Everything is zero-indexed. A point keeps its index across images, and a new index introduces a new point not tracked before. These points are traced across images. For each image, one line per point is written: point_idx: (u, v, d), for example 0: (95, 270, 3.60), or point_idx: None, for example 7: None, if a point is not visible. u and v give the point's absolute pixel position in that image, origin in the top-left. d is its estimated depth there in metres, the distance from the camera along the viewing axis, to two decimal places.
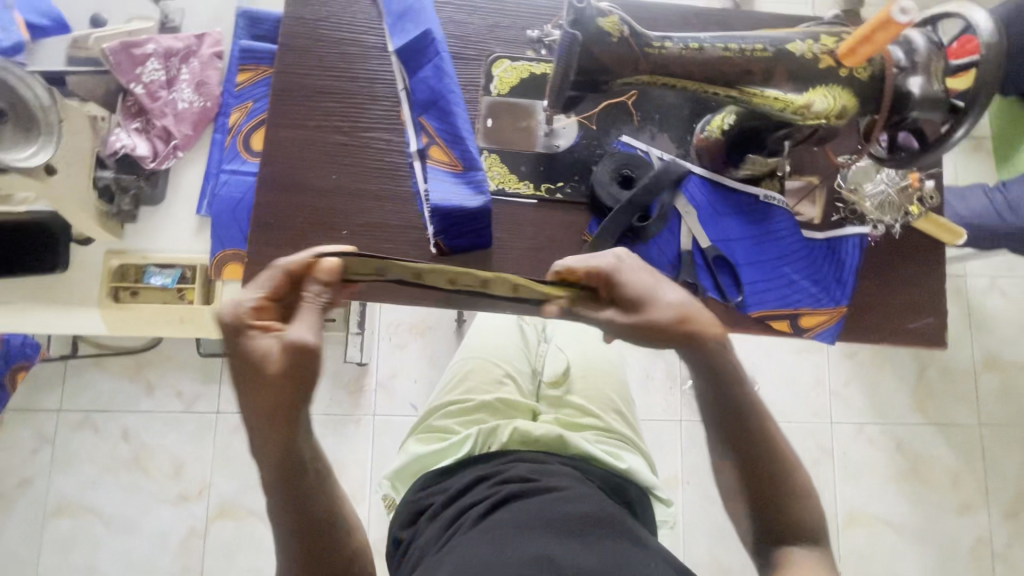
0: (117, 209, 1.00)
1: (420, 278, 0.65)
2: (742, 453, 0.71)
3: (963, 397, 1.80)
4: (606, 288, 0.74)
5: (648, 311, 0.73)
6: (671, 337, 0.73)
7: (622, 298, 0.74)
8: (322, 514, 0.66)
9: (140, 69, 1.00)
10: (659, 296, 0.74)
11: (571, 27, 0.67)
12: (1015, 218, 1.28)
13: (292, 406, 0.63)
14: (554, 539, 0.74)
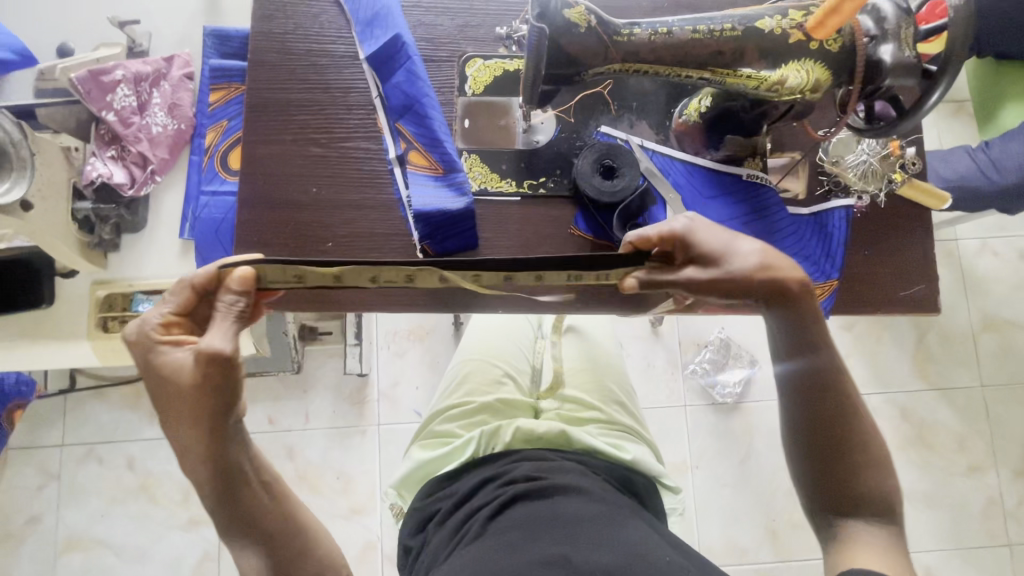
0: (98, 239, 1.00)
1: (341, 278, 0.63)
2: (806, 421, 0.71)
3: (964, 360, 1.80)
4: (681, 250, 0.73)
5: (728, 265, 0.71)
6: (755, 289, 0.71)
7: (698, 256, 0.72)
8: (268, 526, 0.64)
9: (110, 96, 0.99)
10: (739, 251, 0.72)
11: (537, 21, 0.67)
12: (1000, 177, 1.27)
13: (217, 415, 0.62)
14: (565, 537, 0.73)
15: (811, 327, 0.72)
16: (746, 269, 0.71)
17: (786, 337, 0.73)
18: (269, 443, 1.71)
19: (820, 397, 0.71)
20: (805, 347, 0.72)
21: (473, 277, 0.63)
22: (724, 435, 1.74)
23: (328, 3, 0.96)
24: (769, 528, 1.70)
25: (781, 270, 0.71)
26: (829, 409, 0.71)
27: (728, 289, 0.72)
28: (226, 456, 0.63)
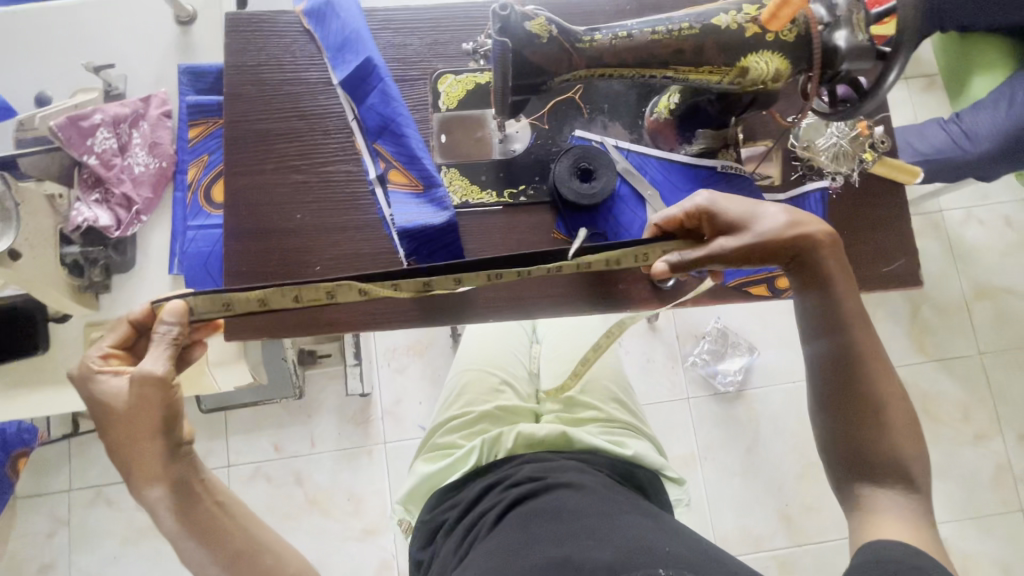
0: (89, 281, 1.00)
1: (267, 302, 0.76)
2: (834, 408, 0.71)
3: (959, 330, 1.82)
4: (708, 225, 0.78)
5: (758, 229, 0.75)
6: (787, 247, 0.75)
7: (724, 228, 0.77)
8: (221, 533, 0.70)
9: (90, 140, 0.99)
10: (763, 215, 0.76)
11: (499, 35, 0.69)
12: (973, 146, 1.29)
13: (160, 434, 0.68)
14: (569, 537, 0.74)
15: (839, 305, 0.74)
16: (775, 230, 0.75)
17: (813, 317, 0.75)
18: (277, 471, 1.71)
19: (837, 379, 0.72)
20: (829, 330, 0.73)
21: (389, 288, 0.75)
22: (729, 424, 1.75)
23: (298, 32, 0.98)
24: (782, 513, 1.70)
25: (805, 223, 0.76)
26: (855, 392, 0.71)
27: (763, 252, 0.76)
28: (177, 471, 0.69)
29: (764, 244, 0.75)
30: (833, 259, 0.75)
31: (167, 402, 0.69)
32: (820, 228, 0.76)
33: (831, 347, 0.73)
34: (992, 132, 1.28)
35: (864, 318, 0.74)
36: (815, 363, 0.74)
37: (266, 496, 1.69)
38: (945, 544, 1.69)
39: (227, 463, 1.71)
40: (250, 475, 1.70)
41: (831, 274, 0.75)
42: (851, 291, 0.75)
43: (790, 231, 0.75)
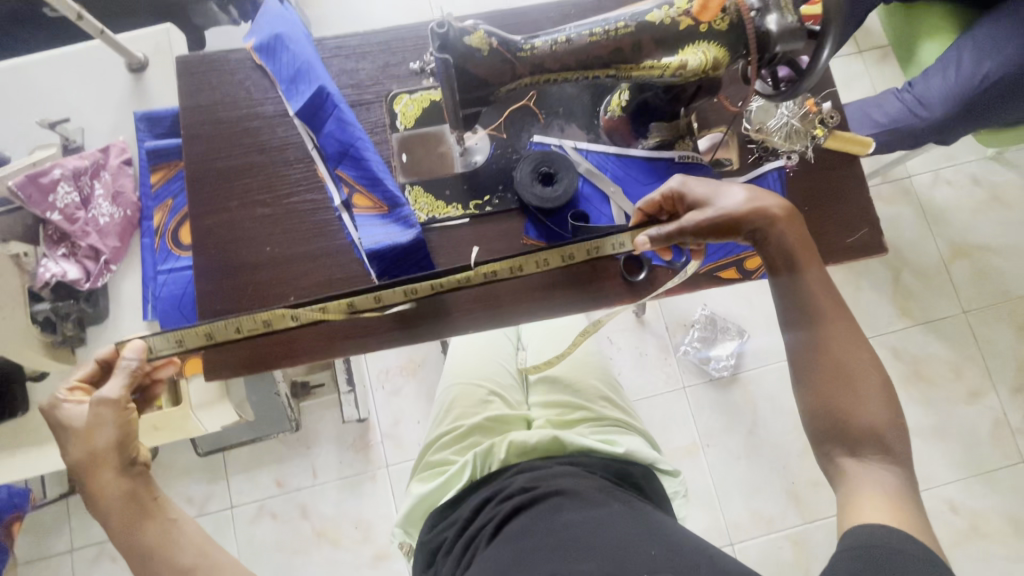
0: (62, 336, 0.99)
1: (213, 335, 0.89)
2: (819, 392, 0.71)
3: (941, 290, 1.84)
4: (680, 203, 0.83)
5: (719, 205, 0.79)
6: (752, 222, 0.77)
7: (693, 206, 0.81)
8: (171, 550, 0.71)
9: (52, 196, 1.00)
10: (727, 193, 0.79)
11: (439, 52, 0.72)
12: (928, 111, 1.31)
13: (115, 452, 0.73)
14: (560, 552, 0.74)
15: (811, 289, 0.75)
16: (736, 207, 0.78)
17: (787, 303, 0.77)
18: (282, 507, 1.69)
19: (817, 362, 0.72)
20: (804, 318, 0.75)
21: (320, 313, 0.88)
22: (727, 409, 1.76)
23: (251, 68, 0.99)
24: (790, 492, 1.71)
25: (766, 198, 0.79)
26: (835, 378, 0.71)
27: (728, 227, 0.79)
28: (130, 487, 0.73)
29: (728, 218, 0.78)
30: (793, 231, 0.77)
31: (123, 423, 0.75)
32: (778, 202, 0.79)
33: (811, 332, 0.74)
34: (944, 95, 1.28)
35: (839, 301, 0.75)
36: (794, 353, 0.75)
37: (273, 533, 1.68)
38: (952, 505, 1.70)
39: (230, 504, 1.69)
40: (254, 514, 1.69)
41: (799, 255, 0.77)
42: (820, 270, 0.77)
43: (752, 204, 0.78)
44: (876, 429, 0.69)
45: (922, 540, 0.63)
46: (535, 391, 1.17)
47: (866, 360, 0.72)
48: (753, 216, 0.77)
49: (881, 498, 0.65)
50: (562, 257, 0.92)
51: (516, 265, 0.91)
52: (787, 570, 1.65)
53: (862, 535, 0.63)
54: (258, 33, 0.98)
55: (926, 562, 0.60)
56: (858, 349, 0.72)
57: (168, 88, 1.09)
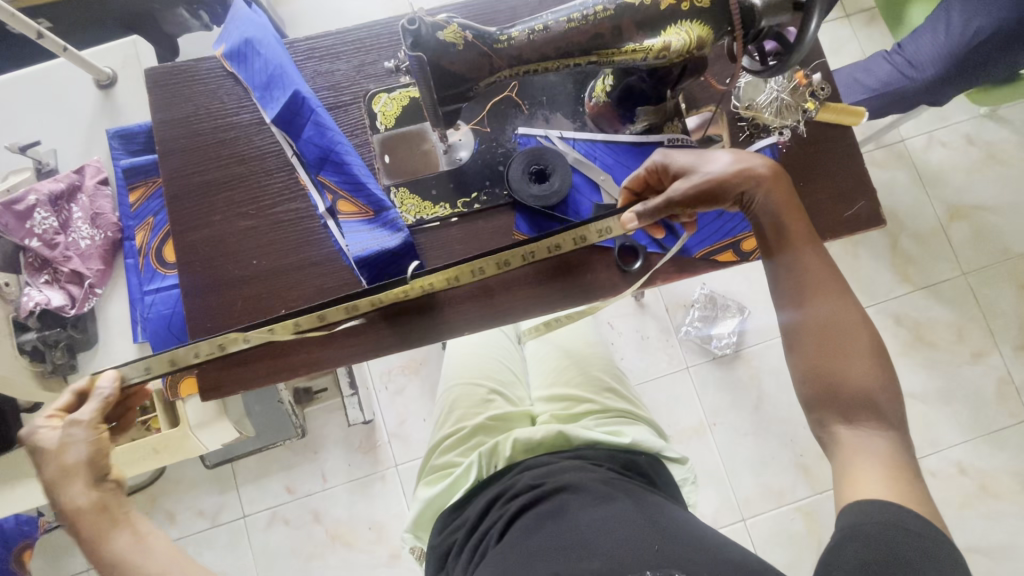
0: (52, 365, 0.97)
1: (176, 361, 0.87)
2: (824, 372, 0.69)
3: (940, 253, 1.83)
4: (665, 175, 0.81)
5: (703, 170, 0.77)
6: (739, 184, 0.75)
7: (678, 175, 0.79)
8: (138, 563, 0.68)
9: (29, 222, 0.98)
10: (710, 158, 0.77)
11: (413, 50, 0.69)
12: (919, 73, 1.28)
13: (86, 468, 0.73)
14: (565, 551, 0.74)
15: (805, 265, 0.74)
16: (722, 170, 0.76)
17: (779, 282, 0.75)
18: (294, 512, 1.69)
19: (812, 338, 0.71)
20: (796, 294, 0.73)
21: (267, 334, 0.87)
22: (731, 387, 1.75)
23: (222, 76, 0.96)
24: (799, 464, 1.71)
25: (750, 160, 0.77)
26: (832, 357, 0.70)
27: (716, 193, 0.76)
28: (99, 501, 0.72)
29: (714, 183, 0.76)
30: (780, 192, 0.76)
31: (94, 441, 0.75)
32: (763, 162, 0.77)
33: (804, 307, 0.72)
34: (935, 57, 1.26)
35: (837, 275, 0.73)
36: (788, 333, 0.73)
37: (287, 539, 1.68)
38: (960, 467, 1.71)
39: (242, 514, 1.69)
40: (268, 521, 1.69)
41: (790, 229, 0.75)
42: (814, 247, 0.75)
43: (738, 167, 0.76)
44: (872, 401, 0.68)
45: (924, 513, 0.62)
46: (540, 386, 1.16)
47: (863, 335, 0.70)
48: (740, 180, 0.75)
49: (882, 474, 0.64)
50: (499, 265, 0.89)
51: (451, 275, 0.88)
52: (800, 542, 1.65)
53: (862, 513, 0.62)
54: (227, 39, 0.95)
55: (925, 537, 0.60)
56: (854, 322, 0.71)
57: (139, 103, 1.06)
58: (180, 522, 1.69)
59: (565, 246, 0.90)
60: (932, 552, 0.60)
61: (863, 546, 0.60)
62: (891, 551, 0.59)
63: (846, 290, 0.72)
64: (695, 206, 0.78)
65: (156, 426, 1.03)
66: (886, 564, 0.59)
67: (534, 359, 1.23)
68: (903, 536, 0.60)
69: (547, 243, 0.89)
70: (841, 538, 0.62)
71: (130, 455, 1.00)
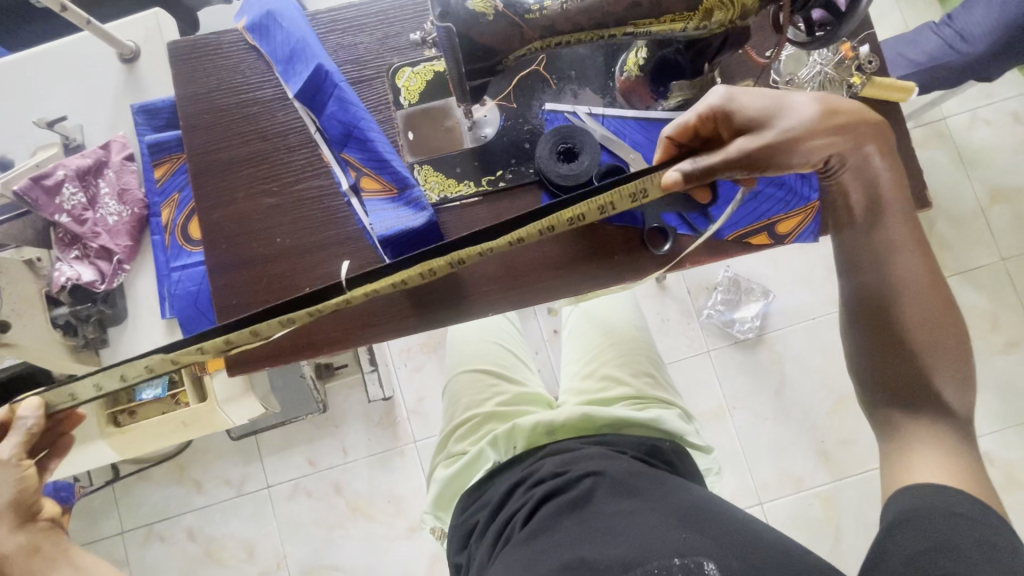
0: (85, 339, 0.98)
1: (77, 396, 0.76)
2: (896, 354, 0.67)
3: (979, 238, 1.75)
4: (725, 124, 0.71)
5: (782, 123, 0.68)
6: (830, 137, 0.69)
7: (744, 126, 0.70)
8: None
9: (58, 198, 0.99)
10: (792, 108, 0.69)
11: (441, 21, 0.67)
12: (970, 47, 1.20)
13: (12, 509, 0.77)
14: (587, 537, 0.74)
15: (888, 236, 0.71)
16: (806, 123, 0.68)
17: (850, 245, 0.74)
18: (315, 484, 1.73)
19: (876, 318, 0.69)
20: (869, 264, 0.71)
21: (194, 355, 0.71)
22: (754, 371, 1.72)
23: (245, 50, 0.95)
24: (820, 451, 1.68)
25: (849, 114, 0.70)
26: (894, 334, 0.68)
27: (793, 149, 0.69)
28: (30, 538, 0.78)
29: (790, 139, 0.68)
30: (880, 153, 0.72)
31: (19, 482, 0.77)
32: (864, 120, 0.71)
33: (874, 283, 0.70)
34: (988, 27, 1.18)
35: (928, 254, 0.70)
36: (849, 296, 0.72)
37: (310, 509, 1.73)
38: (988, 457, 1.66)
39: (266, 484, 1.74)
40: (291, 492, 1.74)
41: (884, 199, 0.73)
42: (908, 218, 0.72)
43: (826, 121, 0.69)
44: (929, 377, 0.66)
45: (977, 499, 0.60)
46: (580, 363, 1.17)
47: (941, 314, 0.67)
48: (834, 136, 0.69)
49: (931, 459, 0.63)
50: (449, 262, 0.73)
51: (399, 280, 0.72)
52: (818, 528, 1.64)
53: (913, 501, 0.60)
54: (249, 13, 0.94)
55: (979, 521, 0.58)
56: (932, 302, 0.68)
57: (161, 77, 1.05)
58: (208, 490, 1.75)
59: (527, 239, 0.73)
60: (989, 538, 0.57)
61: (912, 535, 0.58)
62: (945, 539, 0.56)
63: (932, 263, 0.70)
64: (764, 168, 0.70)
65: (185, 400, 1.01)
66: (939, 552, 0.56)
67: (569, 338, 1.24)
68: (955, 522, 0.57)
69: (570, 214, 0.72)
70: (891, 529, 0.60)
71: (160, 428, 1.00)
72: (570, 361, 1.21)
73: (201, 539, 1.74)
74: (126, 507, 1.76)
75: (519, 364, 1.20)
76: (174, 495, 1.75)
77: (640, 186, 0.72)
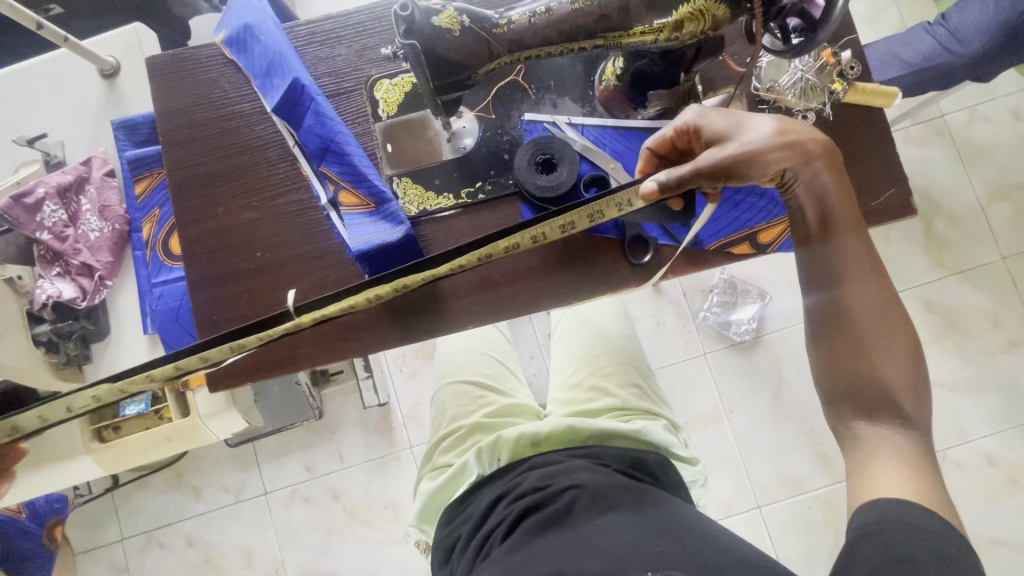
0: (66, 357, 0.98)
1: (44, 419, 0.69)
2: (859, 373, 0.67)
3: (979, 236, 1.73)
4: (698, 140, 0.72)
5: (744, 138, 0.69)
6: (786, 156, 0.70)
7: (711, 142, 0.71)
8: None
9: (39, 215, 0.98)
10: (754, 127, 0.70)
11: (406, 38, 0.66)
12: (962, 45, 1.17)
13: None
14: (564, 553, 0.73)
15: (843, 257, 0.70)
16: (765, 140, 0.69)
17: (808, 265, 0.73)
18: (312, 490, 1.74)
19: (840, 336, 0.69)
20: (829, 283, 0.70)
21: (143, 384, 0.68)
22: (750, 373, 1.71)
23: (223, 64, 0.94)
24: (818, 453, 1.67)
25: (797, 133, 0.71)
26: (856, 352, 0.68)
27: (754, 164, 0.69)
28: None
29: (750, 155, 0.68)
30: (829, 169, 0.71)
31: None
32: (813, 138, 0.71)
33: (836, 301, 0.69)
34: (980, 25, 1.16)
35: (880, 267, 0.70)
36: (810, 318, 0.72)
37: (307, 515, 1.73)
38: (989, 458, 1.64)
39: (263, 491, 1.75)
40: (288, 498, 1.74)
41: (834, 215, 0.71)
42: (859, 233, 0.71)
43: (779, 139, 0.69)
44: (893, 392, 0.66)
45: (943, 514, 0.60)
46: (567, 373, 1.16)
47: (898, 331, 0.68)
48: (785, 153, 0.69)
49: (901, 472, 0.62)
50: (395, 290, 0.73)
51: (346, 305, 0.72)
52: (817, 530, 1.63)
53: (874, 514, 0.60)
54: (227, 26, 0.93)
55: (938, 535, 0.58)
56: (891, 320, 0.68)
57: (142, 92, 1.05)
58: (205, 497, 1.76)
59: (467, 265, 0.73)
60: (944, 551, 0.57)
61: (874, 547, 0.58)
62: (904, 552, 0.57)
63: (884, 277, 0.70)
64: (728, 180, 0.70)
65: (168, 415, 1.02)
66: (899, 566, 0.56)
67: (558, 347, 1.23)
68: (913, 534, 0.58)
69: (504, 243, 0.72)
70: (854, 538, 0.60)
71: (145, 443, 1.00)
72: (558, 370, 1.20)
73: (199, 546, 1.75)
74: (124, 514, 1.77)
75: (509, 375, 1.19)
76: (172, 502, 1.76)
77: (569, 219, 0.73)
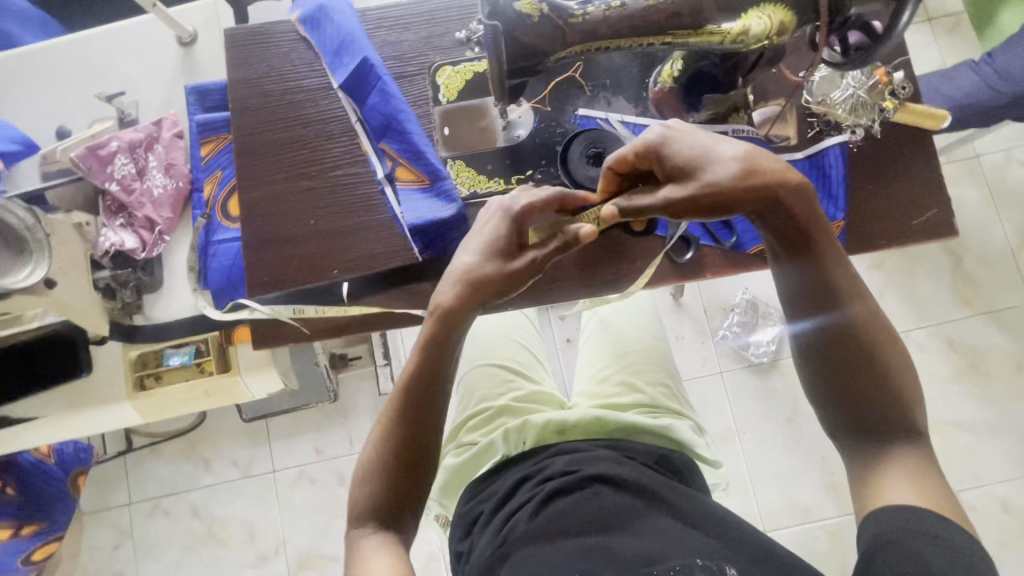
0: (121, 303, 1.03)
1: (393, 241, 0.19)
2: (873, 376, 0.68)
3: (1008, 278, 1.72)
4: (660, 167, 0.73)
5: (710, 175, 0.70)
6: (751, 197, 0.69)
7: (674, 172, 0.72)
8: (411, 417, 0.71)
9: (110, 167, 1.03)
10: (718, 160, 0.70)
11: (489, 19, 0.71)
12: (1006, 85, 1.19)
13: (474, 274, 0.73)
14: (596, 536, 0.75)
15: (823, 279, 0.70)
16: (728, 180, 0.69)
17: (791, 288, 0.72)
18: (320, 472, 1.76)
19: (831, 354, 0.70)
20: (816, 303, 0.71)
21: None
22: (765, 396, 1.71)
23: (295, 40, 0.99)
24: (828, 483, 1.65)
25: (764, 174, 0.69)
26: (849, 369, 0.69)
27: (714, 204, 0.70)
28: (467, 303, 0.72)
29: (715, 195, 0.69)
30: (798, 202, 0.70)
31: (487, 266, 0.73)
32: (780, 178, 0.70)
33: (826, 320, 0.70)
34: None
35: (858, 288, 0.71)
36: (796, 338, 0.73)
37: (312, 496, 1.75)
38: (1004, 504, 1.62)
39: (272, 468, 1.77)
40: (295, 478, 1.76)
41: (809, 236, 0.71)
42: (835, 254, 0.71)
43: (745, 180, 0.69)
44: (907, 402, 0.68)
45: (961, 523, 0.61)
46: (595, 367, 1.17)
47: (893, 344, 0.70)
48: (752, 200, 0.69)
49: (921, 480, 0.64)
50: None
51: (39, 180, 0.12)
52: (821, 561, 1.61)
53: (890, 520, 0.62)
54: (303, 6, 0.99)
55: (955, 545, 0.59)
56: (890, 334, 0.70)
57: (216, 62, 1.10)
58: (214, 469, 1.78)
59: None
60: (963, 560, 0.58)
61: (894, 558, 0.59)
62: (924, 562, 0.57)
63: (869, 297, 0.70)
64: (688, 215, 0.71)
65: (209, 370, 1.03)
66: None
67: (586, 342, 1.25)
68: (930, 543, 0.59)
69: None
70: (869, 551, 0.61)
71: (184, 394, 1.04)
72: (585, 364, 1.22)
73: (204, 517, 1.77)
74: (135, 478, 1.80)
75: (537, 364, 1.21)
76: (183, 471, 1.79)
77: None
